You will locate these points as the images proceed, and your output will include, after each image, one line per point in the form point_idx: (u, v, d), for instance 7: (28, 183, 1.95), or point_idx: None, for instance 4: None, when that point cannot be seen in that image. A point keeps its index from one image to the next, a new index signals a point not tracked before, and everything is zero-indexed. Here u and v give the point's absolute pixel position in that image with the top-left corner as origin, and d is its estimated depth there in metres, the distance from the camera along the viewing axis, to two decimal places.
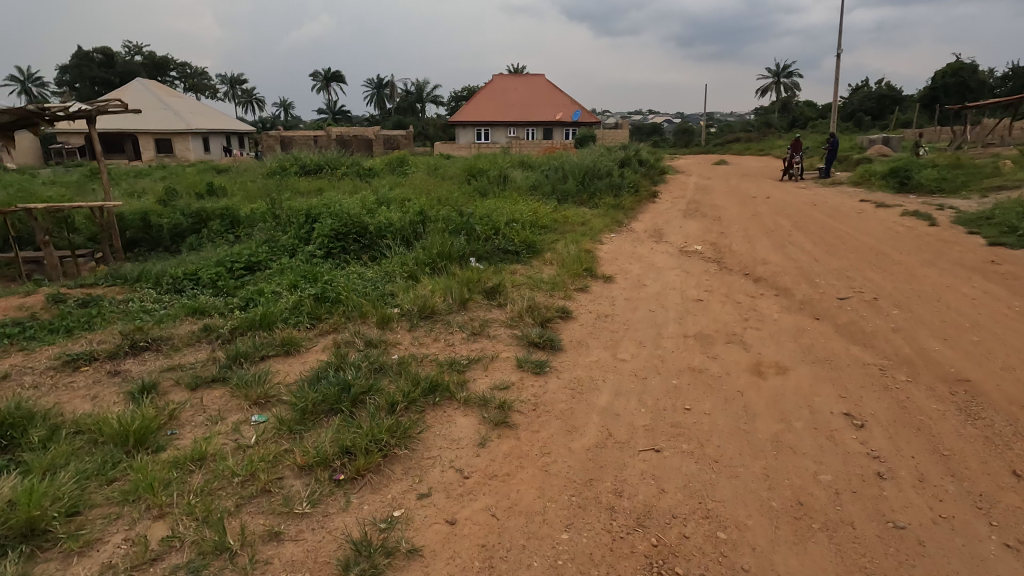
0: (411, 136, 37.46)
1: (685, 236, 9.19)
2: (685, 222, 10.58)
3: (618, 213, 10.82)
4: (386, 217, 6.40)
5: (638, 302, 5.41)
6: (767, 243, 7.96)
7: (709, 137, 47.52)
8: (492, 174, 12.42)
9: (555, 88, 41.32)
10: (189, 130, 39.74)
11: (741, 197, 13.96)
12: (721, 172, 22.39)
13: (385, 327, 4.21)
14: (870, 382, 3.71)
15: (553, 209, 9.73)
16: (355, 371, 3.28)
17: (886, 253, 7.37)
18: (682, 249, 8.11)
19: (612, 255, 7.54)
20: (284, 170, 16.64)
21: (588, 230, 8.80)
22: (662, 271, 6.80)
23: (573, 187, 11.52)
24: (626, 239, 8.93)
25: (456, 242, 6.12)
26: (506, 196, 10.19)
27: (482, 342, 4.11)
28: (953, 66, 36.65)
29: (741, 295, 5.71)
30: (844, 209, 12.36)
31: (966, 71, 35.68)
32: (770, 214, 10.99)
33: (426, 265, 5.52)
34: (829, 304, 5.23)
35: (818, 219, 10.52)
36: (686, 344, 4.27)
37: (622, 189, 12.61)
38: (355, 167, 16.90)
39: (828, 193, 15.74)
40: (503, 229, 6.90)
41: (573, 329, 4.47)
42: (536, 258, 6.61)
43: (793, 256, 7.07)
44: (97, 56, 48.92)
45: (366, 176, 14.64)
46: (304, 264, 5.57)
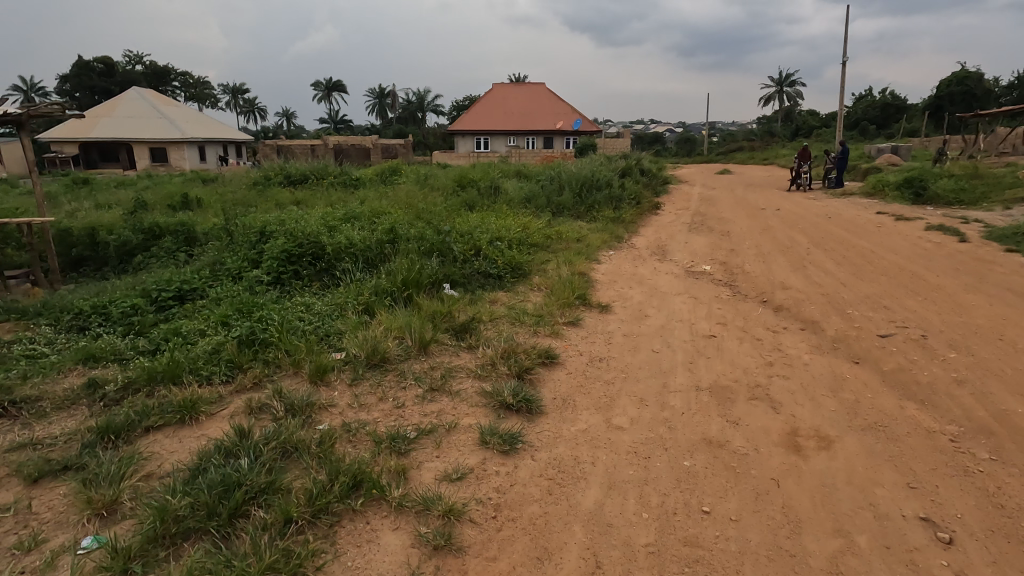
0: (409, 145, 36.79)
1: (691, 253, 8.34)
2: (690, 237, 9.74)
3: (618, 228, 9.98)
4: (347, 236, 5.53)
5: (639, 339, 4.55)
6: (784, 263, 7.10)
7: (712, 146, 46.85)
8: (483, 184, 11.62)
9: (555, 96, 40.68)
10: (185, 139, 39.21)
11: (749, 209, 13.13)
12: (726, 183, 21.60)
13: (320, 381, 3.35)
14: (943, 462, 2.84)
15: (546, 224, 8.91)
16: (252, 458, 2.41)
17: (920, 275, 6.51)
18: (689, 270, 7.26)
19: (610, 277, 6.68)
20: (269, 181, 15.85)
21: (584, 248, 7.95)
22: (667, 297, 5.94)
23: (569, 199, 10.71)
24: (626, 257, 8.07)
25: (427, 266, 5.26)
26: (496, 209, 9.33)
27: (441, 402, 3.24)
28: (959, 74, 36.01)
29: (761, 331, 4.84)
30: (861, 222, 11.51)
31: (972, 79, 35.09)
32: (782, 228, 10.15)
33: (388, 295, 4.67)
34: (869, 343, 4.36)
35: (836, 233, 9.66)
36: (699, 403, 3.40)
37: (622, 201, 11.77)
38: (344, 178, 16.09)
39: (840, 205, 14.90)
40: (485, 248, 6.05)
41: (559, 380, 3.61)
42: (521, 282, 5.75)
43: (816, 279, 6.21)
44: (97, 65, 48.70)
45: (352, 187, 13.82)
46: (243, 293, 4.71)
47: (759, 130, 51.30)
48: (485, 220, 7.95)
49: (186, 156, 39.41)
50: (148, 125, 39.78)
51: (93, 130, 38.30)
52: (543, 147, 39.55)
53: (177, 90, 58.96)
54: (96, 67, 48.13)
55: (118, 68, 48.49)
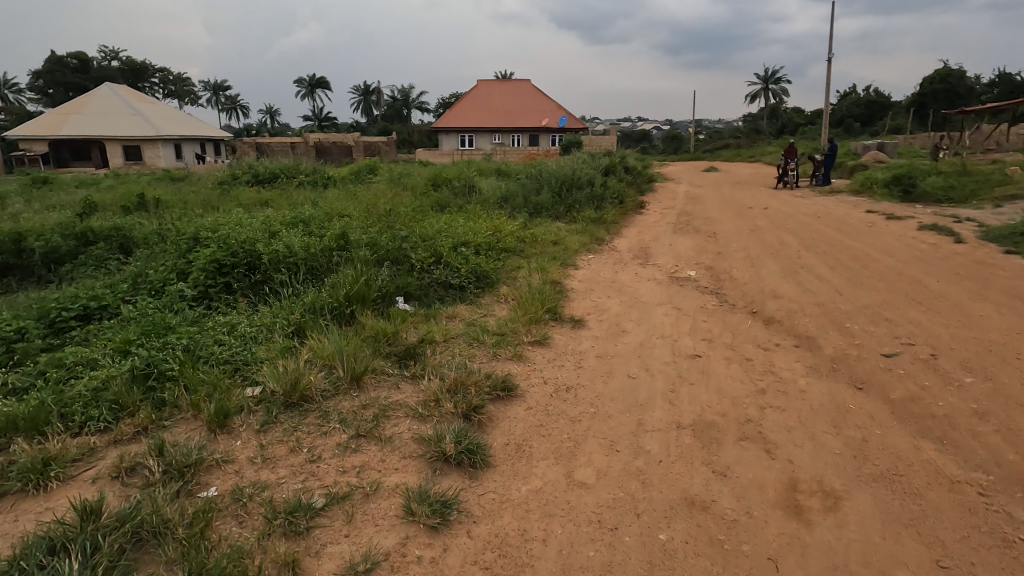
0: (391, 143, 35.94)
1: (675, 256, 7.83)
2: (675, 238, 9.22)
3: (599, 229, 9.43)
4: (289, 242, 4.92)
5: (614, 362, 3.99)
6: (774, 268, 6.60)
7: (698, 143, 46.58)
8: (457, 183, 11.00)
9: (541, 93, 40.08)
10: (160, 136, 38.06)
11: (736, 208, 12.67)
12: (712, 180, 21.17)
13: (221, 428, 2.76)
14: (975, 527, 2.32)
15: (522, 226, 8.35)
16: (86, 558, 1.83)
17: (920, 281, 6.04)
18: (672, 276, 6.73)
19: (586, 285, 6.13)
20: (237, 179, 15.07)
21: (562, 252, 7.38)
22: (648, 307, 5.40)
23: (548, 199, 10.15)
24: (606, 261, 7.53)
25: (378, 277, 4.66)
26: (468, 210, 8.73)
27: (367, 453, 2.67)
28: (942, 71, 36.04)
29: (751, 349, 4.32)
30: (851, 222, 11.08)
31: (954, 76, 35.16)
32: (770, 229, 9.67)
33: (327, 312, 4.08)
34: (874, 365, 3.85)
35: (827, 234, 9.21)
36: (680, 447, 2.86)
37: (605, 201, 11.22)
38: (316, 176, 15.37)
39: (828, 203, 14.50)
40: (449, 254, 5.47)
41: (516, 419, 3.04)
42: (486, 294, 5.18)
43: (810, 287, 5.70)
44: (70, 61, 47.35)
45: (322, 187, 13.11)
46: (159, 311, 4.08)
47: (745, 128, 51.13)
48: (454, 223, 7.38)
49: (161, 154, 38.23)
50: (121, 122, 38.54)
51: (63, 127, 36.99)
52: (528, 145, 38.97)
53: (154, 87, 57.47)
54: (69, 63, 46.62)
55: (91, 63, 46.96)
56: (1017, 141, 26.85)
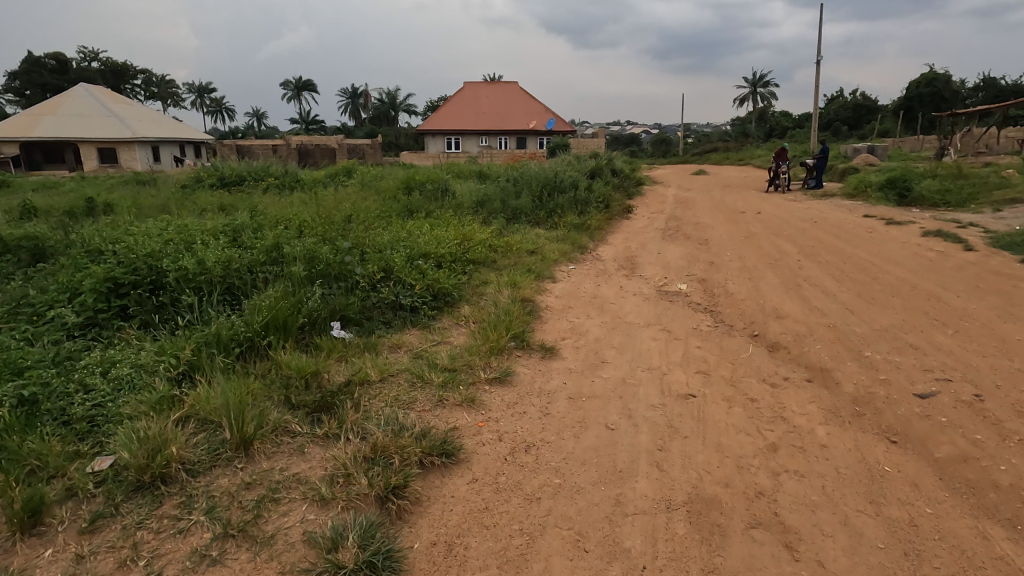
0: (376, 145, 35.10)
1: (663, 266, 7.13)
2: (663, 245, 8.53)
3: (583, 237, 8.71)
4: (204, 253, 4.10)
5: (590, 406, 3.25)
6: (774, 282, 5.90)
7: (687, 146, 46.25)
8: (430, 187, 10.22)
9: (528, 95, 39.46)
10: (137, 138, 36.92)
11: (728, 212, 12.04)
12: (702, 183, 20.57)
13: (29, 530, 1.96)
14: None
15: (496, 233, 7.60)
16: None
17: (939, 296, 5.37)
18: (661, 290, 6.01)
19: (563, 303, 5.39)
20: (201, 182, 14.18)
21: (539, 263, 6.63)
22: (633, 329, 4.67)
23: (528, 203, 9.43)
24: (588, 273, 6.80)
25: (308, 299, 3.88)
26: (438, 216, 7.96)
27: (230, 568, 1.89)
28: (929, 75, 36.02)
29: (755, 386, 3.60)
30: (850, 227, 10.47)
31: (940, 80, 35.18)
32: (765, 235, 9.00)
33: (235, 345, 3.29)
34: (906, 409, 3.15)
35: (826, 241, 8.56)
36: (671, 543, 2.14)
37: (589, 205, 10.51)
38: (287, 179, 14.50)
39: (822, 207, 13.93)
40: (402, 268, 4.71)
41: (452, 500, 2.29)
42: (443, 316, 4.44)
43: (816, 305, 5.00)
44: (49, 62, 46.07)
45: (290, 191, 12.27)
46: (21, 343, 3.25)
47: (733, 131, 50.95)
48: (418, 231, 6.61)
49: (138, 156, 37.08)
50: (96, 124, 37.34)
51: (35, 129, 35.72)
52: (516, 147, 38.31)
53: (134, 88, 56.13)
54: (46, 63, 45.31)
55: (67, 64, 45.68)
56: (1008, 144, 26.62)
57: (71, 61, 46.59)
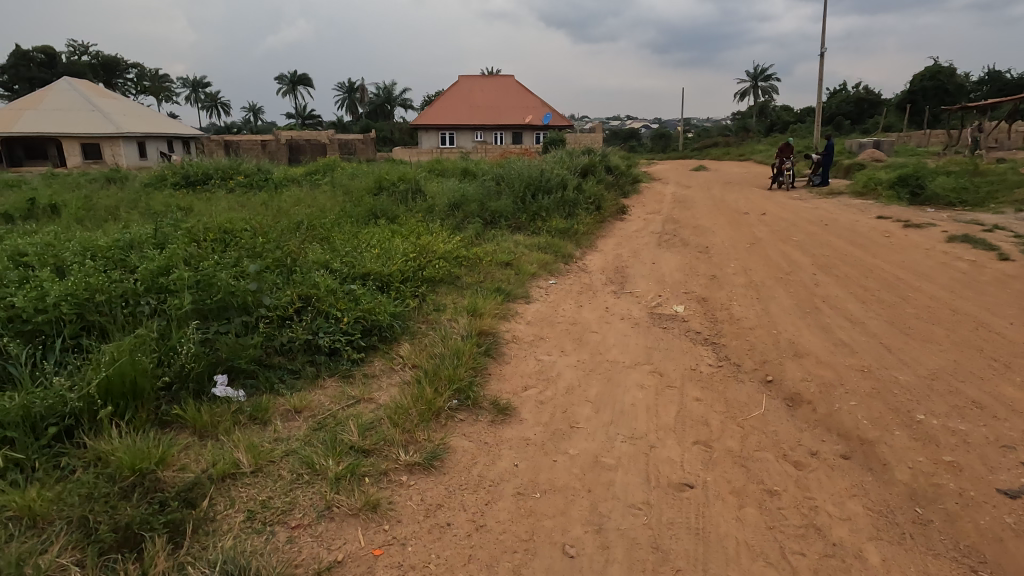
0: (367, 141, 34.05)
1: (657, 280, 6.20)
2: (658, 253, 7.60)
3: (568, 244, 7.77)
4: (54, 282, 3.15)
5: (546, 508, 2.33)
6: (786, 304, 4.97)
7: (687, 142, 45.24)
8: (402, 187, 9.25)
9: (523, 89, 38.40)
10: (122, 132, 35.88)
11: (730, 214, 11.10)
12: (702, 181, 19.62)
13: None
14: None
15: (466, 242, 6.67)
16: None
17: (988, 323, 4.44)
18: (652, 313, 5.07)
19: (534, 333, 4.46)
20: (166, 181, 13.21)
21: (512, 280, 5.71)
22: (615, 371, 3.74)
23: (509, 205, 8.49)
24: (570, 290, 5.87)
25: (182, 345, 2.95)
26: (403, 223, 7.03)
27: None
28: (933, 69, 35.05)
29: (773, 467, 2.68)
30: (864, 231, 9.54)
31: (944, 74, 34.24)
32: (773, 241, 8.08)
33: (52, 423, 2.37)
34: (990, 518, 2.23)
35: (841, 249, 7.62)
36: None
37: (578, 207, 9.55)
38: (259, 178, 13.53)
39: (831, 207, 12.96)
40: (327, 295, 3.77)
41: None
42: (373, 360, 3.52)
43: (842, 338, 4.08)
44: (38, 56, 44.94)
45: (255, 191, 11.30)
46: None
47: (733, 126, 49.92)
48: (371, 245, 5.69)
49: (123, 152, 36.06)
50: (79, 118, 36.29)
51: (16, 124, 34.65)
52: (511, 143, 37.28)
53: (124, 82, 55.04)
54: (35, 58, 44.33)
55: (55, 58, 44.63)
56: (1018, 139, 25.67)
57: (59, 55, 45.55)
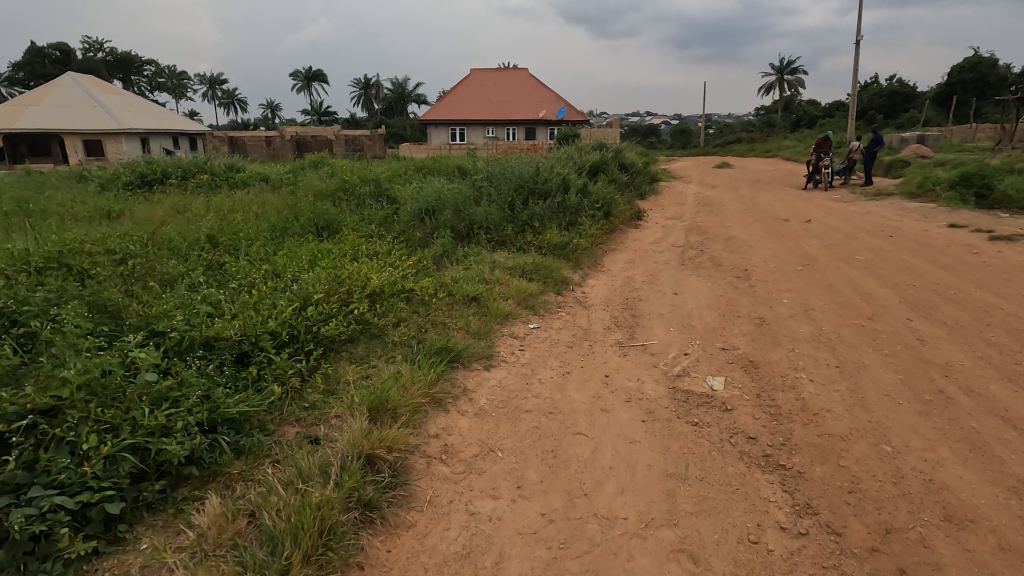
0: (373, 137, 32.57)
1: (683, 325, 4.43)
2: (681, 279, 5.84)
3: (563, 266, 6.03)
4: None
5: None
6: (887, 381, 3.17)
7: (710, 138, 42.95)
8: (367, 188, 7.58)
9: (537, 82, 36.40)
10: (124, 129, 34.78)
11: (768, 221, 9.25)
12: (729, 179, 17.68)
13: None
14: None
15: (422, 266, 4.97)
16: None
17: None
18: (674, 391, 3.31)
19: (481, 438, 2.74)
20: (118, 180, 11.55)
21: (470, 330, 3.99)
22: (608, 555, 2.03)
23: (492, 211, 6.77)
24: (556, 341, 4.13)
25: None
26: (343, 239, 5.33)
27: None
28: (974, 60, 32.33)
29: None
30: (939, 244, 7.64)
31: (986, 65, 31.48)
32: (831, 261, 6.25)
33: None
34: None
35: (924, 272, 5.74)
36: None
37: (581, 215, 7.72)
38: (225, 176, 11.83)
39: (884, 211, 11.05)
40: (85, 398, 2.10)
41: None
42: (132, 544, 1.88)
43: (1017, 475, 2.31)
44: (53, 54, 44.27)
45: (207, 193, 9.61)
46: None
47: (757, 121, 47.37)
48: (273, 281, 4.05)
49: (125, 148, 34.98)
50: (81, 114, 35.23)
51: (18, 119, 33.79)
52: (524, 139, 35.37)
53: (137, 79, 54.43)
54: (48, 54, 43.54)
55: (65, 54, 43.71)
56: None
57: (72, 52, 44.72)
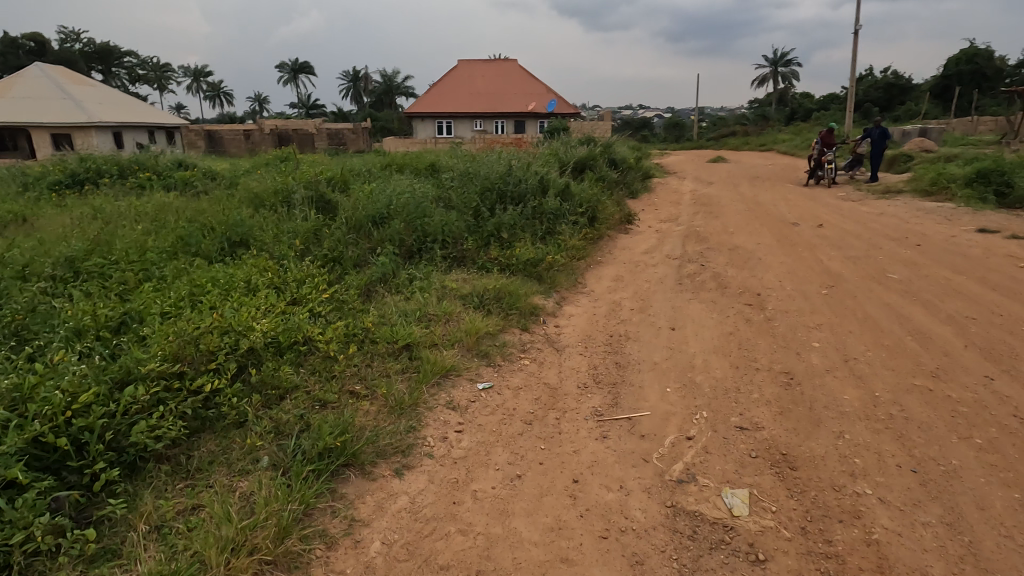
0: (355, 130, 31.11)
1: (683, 384, 3.30)
2: (679, 306, 4.70)
3: (533, 290, 4.89)
4: None
5: None
6: (1002, 509, 2.09)
7: (703, 132, 41.87)
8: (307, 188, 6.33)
9: (526, 73, 35.04)
10: (94, 122, 33.05)
11: (774, 225, 8.16)
12: (725, 174, 16.56)
13: None
14: None
15: (343, 301, 3.80)
16: None
17: None
18: (674, 517, 2.20)
19: None
20: (44, 180, 10.19)
21: (387, 402, 2.87)
22: None
23: (451, 218, 5.59)
24: (510, 413, 3.00)
25: None
26: (248, 263, 4.17)
27: None
28: (972, 51, 31.39)
29: None
30: (975, 253, 6.57)
31: (983, 56, 30.61)
32: (859, 280, 5.16)
33: None
34: None
35: (978, 296, 4.66)
36: None
37: (560, 222, 6.57)
38: (169, 173, 10.54)
39: (899, 212, 10.00)
40: None
41: None
42: None
43: None
44: (25, 44, 42.27)
45: (134, 194, 8.32)
46: None
47: (751, 114, 46.28)
48: (111, 334, 2.90)
49: (95, 142, 33.25)
50: (50, 106, 33.55)
51: None
52: (513, 132, 34.06)
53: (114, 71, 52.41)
54: (21, 45, 41.67)
55: (38, 45, 41.83)
56: None
57: (46, 42, 42.84)
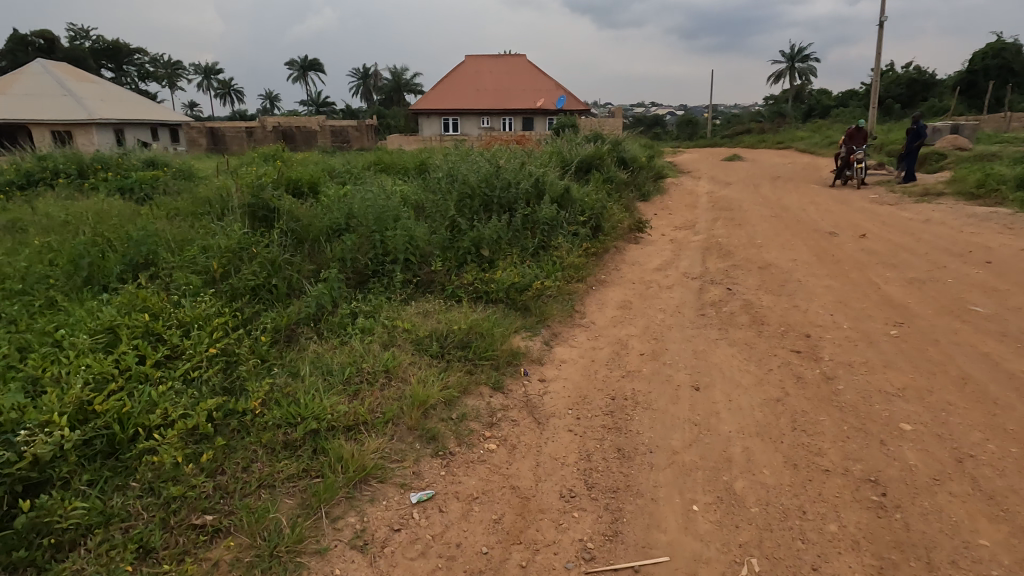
0: (358, 128, 30.13)
1: (720, 499, 2.20)
2: (705, 351, 3.59)
3: (515, 328, 3.81)
4: None
5: None
6: None
7: (717, 129, 40.44)
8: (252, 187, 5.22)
9: (534, 69, 33.84)
10: (94, 119, 32.33)
11: (808, 236, 7.00)
12: (745, 174, 15.33)
13: None
14: None
15: (240, 358, 2.76)
16: None
17: None
18: None
19: None
20: None
21: (249, 547, 1.85)
22: None
23: (417, 230, 4.50)
24: (450, 555, 1.95)
25: None
26: (127, 296, 3.11)
27: None
28: (1000, 45, 29.71)
29: None
30: None
31: (1012, 50, 28.96)
32: (935, 314, 4.02)
33: None
34: None
35: None
36: None
37: (556, 235, 5.47)
38: (134, 173, 9.54)
39: (945, 219, 8.79)
40: None
41: None
42: None
43: None
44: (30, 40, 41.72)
45: (75, 197, 7.30)
46: None
47: (767, 110, 44.70)
48: None
49: (96, 140, 32.56)
50: (50, 103, 32.87)
51: None
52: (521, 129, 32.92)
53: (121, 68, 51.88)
54: (27, 42, 41.17)
55: (45, 42, 41.31)
56: None
57: (52, 39, 42.28)
